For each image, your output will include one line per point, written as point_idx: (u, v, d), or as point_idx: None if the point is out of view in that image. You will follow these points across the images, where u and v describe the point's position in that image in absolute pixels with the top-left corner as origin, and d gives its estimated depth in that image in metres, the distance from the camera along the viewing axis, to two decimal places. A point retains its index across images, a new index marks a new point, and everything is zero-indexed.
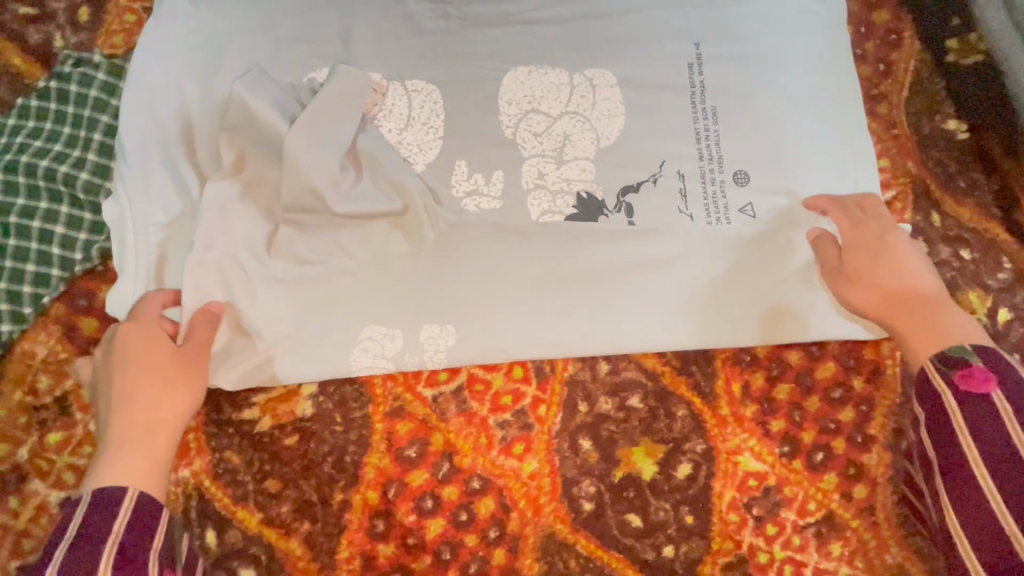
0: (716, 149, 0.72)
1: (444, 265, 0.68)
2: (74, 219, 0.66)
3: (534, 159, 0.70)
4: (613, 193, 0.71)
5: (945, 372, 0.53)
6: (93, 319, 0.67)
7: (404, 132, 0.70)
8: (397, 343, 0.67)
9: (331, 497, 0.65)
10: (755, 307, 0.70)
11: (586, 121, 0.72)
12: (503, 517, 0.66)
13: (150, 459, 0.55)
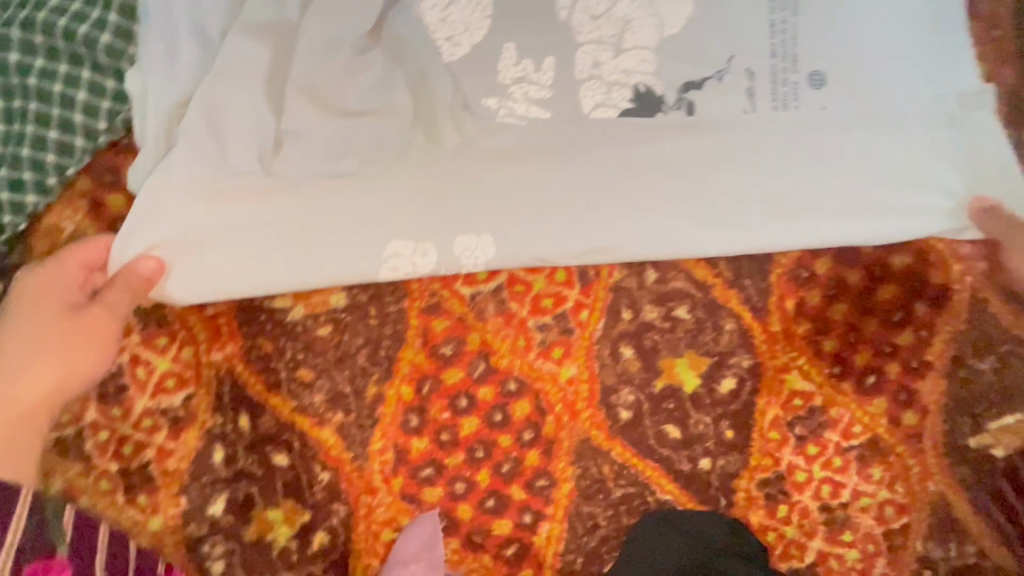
0: (795, 44, 0.62)
1: (482, 160, 0.61)
2: (97, 86, 0.61)
3: (589, 45, 0.61)
4: (674, 89, 0.61)
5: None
6: (120, 196, 0.64)
7: (447, 7, 0.60)
8: (428, 259, 0.61)
9: (365, 389, 0.64)
10: (834, 222, 0.63)
11: (650, 4, 0.61)
12: (538, 420, 0.65)
13: (8, 432, 0.56)
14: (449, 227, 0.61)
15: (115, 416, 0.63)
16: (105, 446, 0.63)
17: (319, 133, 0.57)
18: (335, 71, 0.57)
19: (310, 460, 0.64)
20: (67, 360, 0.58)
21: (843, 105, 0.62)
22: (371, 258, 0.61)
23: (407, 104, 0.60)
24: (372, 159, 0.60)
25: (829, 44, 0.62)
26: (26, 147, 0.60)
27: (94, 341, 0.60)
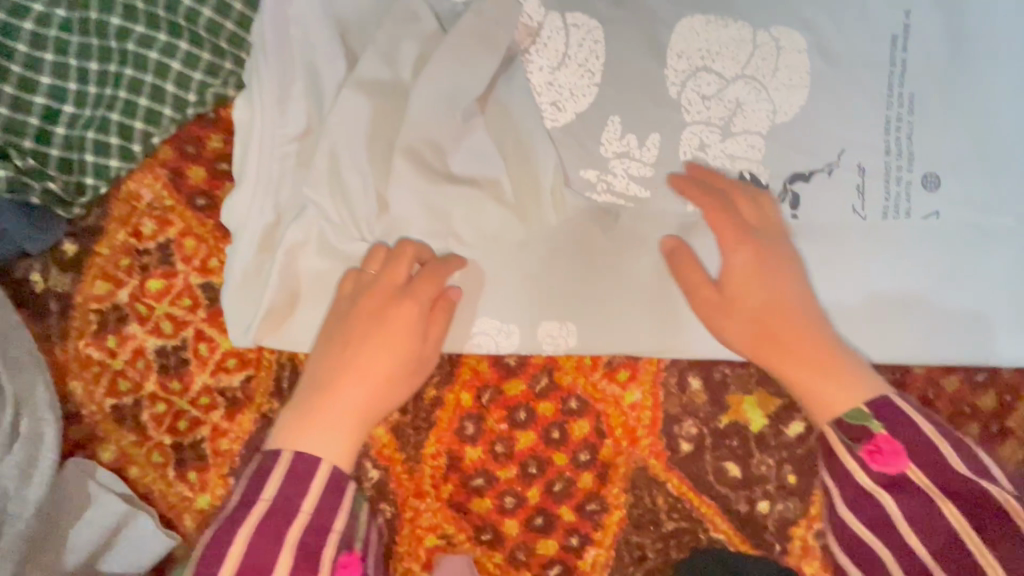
0: (908, 142, 0.64)
1: (572, 239, 0.62)
2: (191, 58, 0.60)
3: (697, 126, 0.63)
4: (780, 179, 0.63)
5: (853, 447, 0.53)
6: (200, 168, 0.63)
7: (557, 72, 0.62)
8: (512, 341, 0.61)
9: (424, 392, 0.63)
10: (914, 335, 0.64)
11: (761, 89, 0.63)
12: (596, 442, 0.63)
13: (346, 434, 0.53)
14: (537, 303, 0.61)
15: (175, 390, 0.63)
16: (161, 419, 0.63)
17: (430, 204, 0.60)
18: (447, 136, 0.60)
19: (362, 457, 0.63)
20: (389, 393, 0.55)
21: (956, 212, 0.64)
22: (459, 328, 0.61)
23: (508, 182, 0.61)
24: (473, 232, 0.61)
25: (945, 143, 0.64)
26: (116, 113, 0.60)
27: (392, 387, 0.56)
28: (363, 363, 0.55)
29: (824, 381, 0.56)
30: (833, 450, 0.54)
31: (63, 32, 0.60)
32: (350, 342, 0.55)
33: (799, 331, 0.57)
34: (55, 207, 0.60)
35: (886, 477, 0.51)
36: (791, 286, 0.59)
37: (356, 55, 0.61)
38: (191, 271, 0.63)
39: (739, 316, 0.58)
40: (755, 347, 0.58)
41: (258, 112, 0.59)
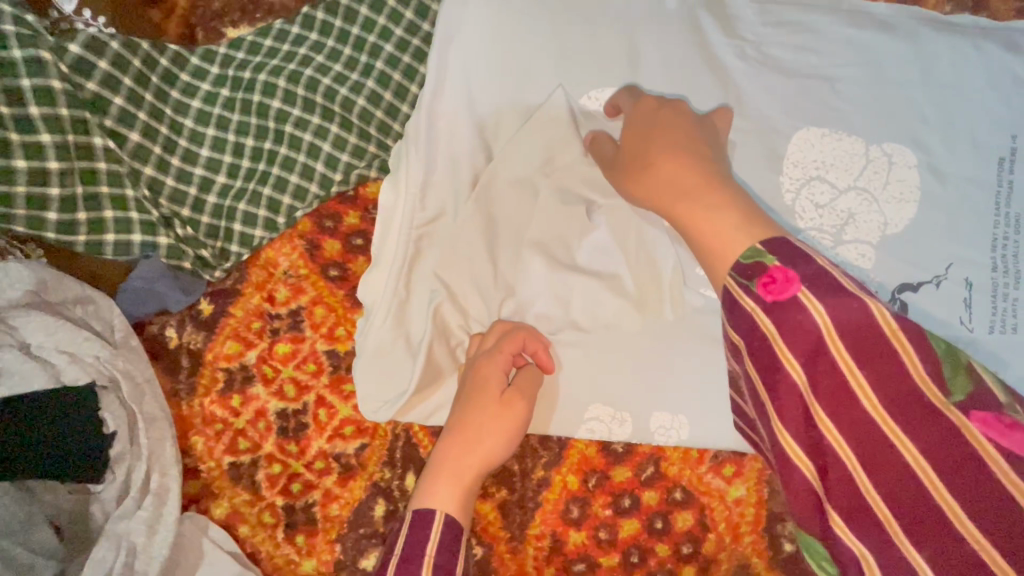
0: (1015, 261, 0.66)
1: (689, 338, 0.63)
2: (341, 141, 0.65)
3: (810, 231, 0.66)
4: (889, 288, 0.65)
5: (749, 287, 0.42)
6: (335, 242, 0.67)
7: None
8: (625, 428, 0.63)
9: (532, 471, 0.64)
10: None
11: (873, 200, 0.66)
12: (699, 536, 0.63)
13: (457, 485, 0.52)
14: (652, 394, 0.63)
15: (292, 452, 0.65)
16: (275, 479, 0.64)
17: (552, 289, 0.63)
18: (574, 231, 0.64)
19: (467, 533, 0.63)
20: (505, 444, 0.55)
21: None
22: (573, 412, 0.63)
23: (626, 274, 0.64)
24: (593, 320, 0.64)
25: None
26: (268, 187, 0.64)
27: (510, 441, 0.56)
28: (475, 430, 0.55)
29: (730, 246, 0.45)
30: (733, 301, 0.43)
31: (225, 110, 0.64)
32: (465, 417, 0.56)
33: (715, 197, 0.49)
34: (201, 271, 0.64)
35: (792, 318, 0.40)
36: (684, 159, 0.53)
37: (493, 149, 0.65)
38: (318, 337, 0.66)
39: (656, 171, 0.54)
40: (670, 199, 0.51)
41: (402, 197, 0.64)
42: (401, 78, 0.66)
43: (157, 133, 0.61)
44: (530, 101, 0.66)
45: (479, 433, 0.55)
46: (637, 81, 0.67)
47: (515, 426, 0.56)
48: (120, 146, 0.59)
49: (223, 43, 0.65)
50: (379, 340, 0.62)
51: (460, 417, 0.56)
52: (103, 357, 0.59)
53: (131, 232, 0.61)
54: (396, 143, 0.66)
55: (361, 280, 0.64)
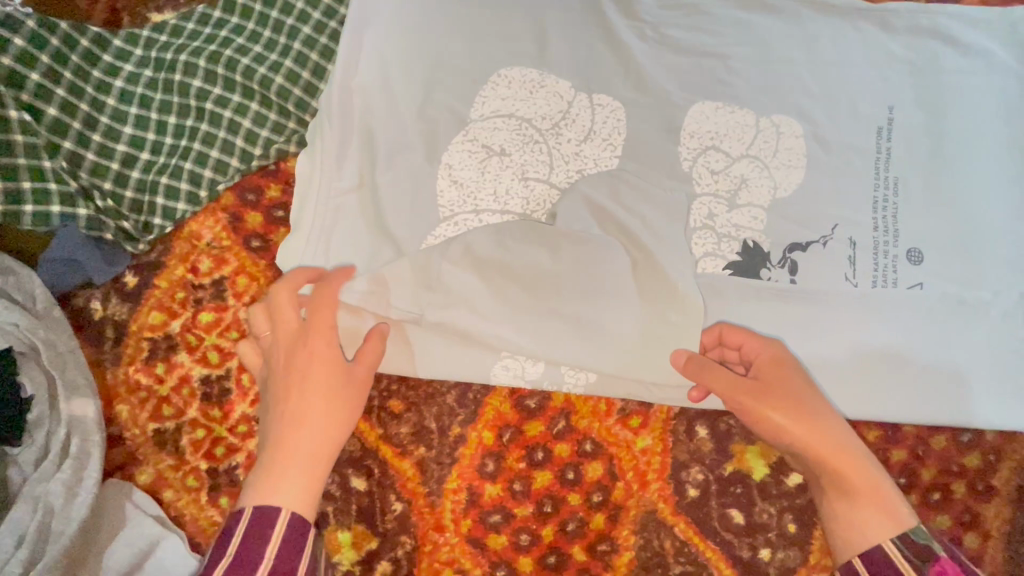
0: (893, 220, 0.71)
1: (589, 307, 0.66)
2: (260, 117, 0.68)
3: (706, 197, 0.70)
4: (780, 248, 0.70)
5: (919, 567, 0.50)
6: (257, 214, 0.70)
7: (583, 144, 0.71)
8: (538, 368, 0.67)
9: (449, 428, 0.67)
10: (907, 397, 0.69)
11: (764, 167, 0.71)
12: (608, 485, 0.67)
13: (282, 476, 0.51)
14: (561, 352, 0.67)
15: (215, 417, 0.67)
16: (199, 444, 0.66)
17: (479, 265, 0.66)
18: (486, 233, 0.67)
19: (387, 489, 0.66)
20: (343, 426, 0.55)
21: (938, 285, 0.70)
22: (487, 358, 0.67)
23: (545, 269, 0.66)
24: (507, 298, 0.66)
25: (926, 224, 0.71)
26: (189, 161, 0.67)
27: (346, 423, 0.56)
28: (310, 416, 0.54)
29: (867, 513, 0.54)
30: (899, 571, 0.50)
31: (147, 89, 0.67)
32: (284, 392, 0.56)
33: (850, 463, 0.56)
34: (124, 243, 0.66)
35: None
36: (833, 417, 0.59)
37: (407, 122, 0.69)
38: (241, 306, 0.68)
39: (811, 436, 0.57)
40: (820, 449, 0.57)
41: (319, 168, 0.67)
42: (318, 57, 0.70)
43: (77, 109, 0.64)
44: (441, 79, 0.70)
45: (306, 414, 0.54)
46: (543, 59, 0.72)
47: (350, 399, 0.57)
48: (37, 120, 0.62)
49: (147, 27, 0.69)
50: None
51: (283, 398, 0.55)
52: (21, 324, 0.61)
53: (49, 204, 0.63)
54: (313, 118, 0.69)
55: (280, 247, 0.67)
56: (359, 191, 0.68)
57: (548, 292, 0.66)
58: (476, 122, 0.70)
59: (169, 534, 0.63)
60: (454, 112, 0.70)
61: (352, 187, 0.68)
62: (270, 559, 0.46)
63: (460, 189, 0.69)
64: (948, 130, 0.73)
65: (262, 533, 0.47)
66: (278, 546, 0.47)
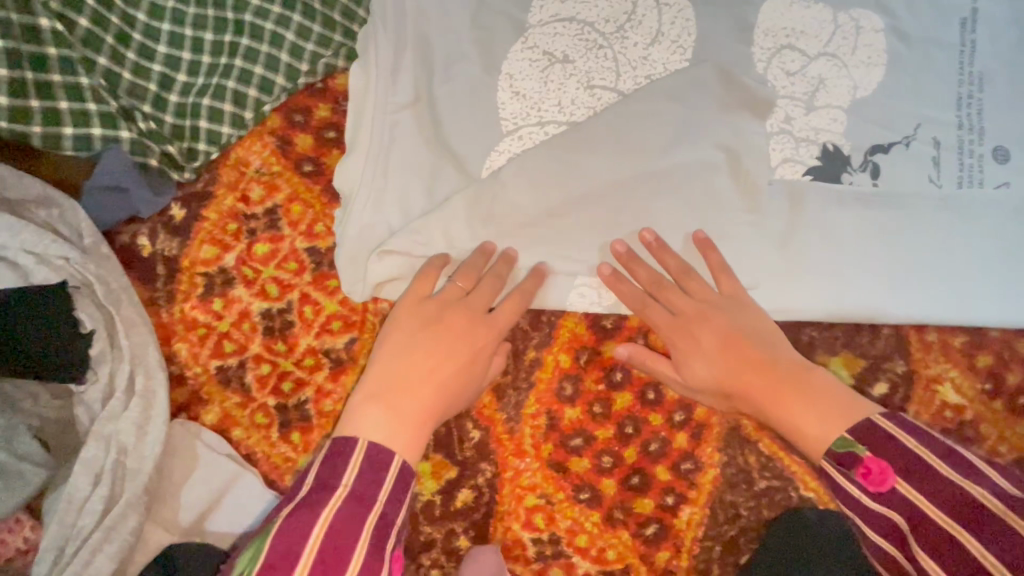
0: (977, 118, 0.68)
1: (675, 219, 0.65)
2: (305, 29, 0.63)
3: (784, 99, 0.66)
4: (861, 151, 0.67)
5: (849, 474, 0.49)
6: (307, 136, 0.65)
7: (651, 47, 0.66)
8: (613, 294, 0.64)
9: (524, 353, 0.64)
10: (995, 300, 0.66)
11: (843, 66, 0.67)
12: (691, 403, 0.65)
13: (402, 421, 0.53)
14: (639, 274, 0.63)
15: (279, 351, 0.64)
16: (265, 379, 0.64)
17: (559, 178, 0.63)
18: (566, 144, 0.64)
19: (463, 417, 0.64)
20: (448, 388, 0.57)
21: None
22: (561, 283, 0.63)
23: (624, 174, 0.64)
24: (592, 209, 0.64)
25: (1012, 121, 0.68)
26: (232, 80, 0.62)
27: (456, 389, 0.57)
28: (426, 366, 0.57)
29: (805, 411, 0.55)
30: (835, 484, 0.50)
31: (179, 1, 0.61)
32: (405, 337, 0.58)
33: (800, 399, 0.55)
34: (169, 171, 0.62)
35: (885, 502, 0.47)
36: (752, 340, 0.59)
37: (464, 30, 0.65)
38: (297, 235, 0.64)
39: (727, 368, 0.59)
40: (728, 366, 0.59)
41: (372, 81, 0.62)
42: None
43: (108, 23, 0.59)
44: None
45: (426, 361, 0.57)
46: None
47: (471, 364, 0.58)
48: (69, 32, 0.57)
49: None
50: (360, 224, 0.62)
51: (439, 343, 0.58)
52: (71, 259, 0.58)
53: (89, 126, 0.59)
54: (362, 28, 0.64)
55: (336, 167, 0.63)
56: (416, 106, 0.64)
57: (598, 201, 0.64)
58: (537, 29, 0.66)
59: (269, 496, 0.61)
60: (512, 19, 0.66)
61: (409, 102, 0.64)
62: (348, 480, 0.47)
63: (523, 101, 0.65)
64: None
65: (338, 456, 0.48)
66: (357, 472, 0.47)
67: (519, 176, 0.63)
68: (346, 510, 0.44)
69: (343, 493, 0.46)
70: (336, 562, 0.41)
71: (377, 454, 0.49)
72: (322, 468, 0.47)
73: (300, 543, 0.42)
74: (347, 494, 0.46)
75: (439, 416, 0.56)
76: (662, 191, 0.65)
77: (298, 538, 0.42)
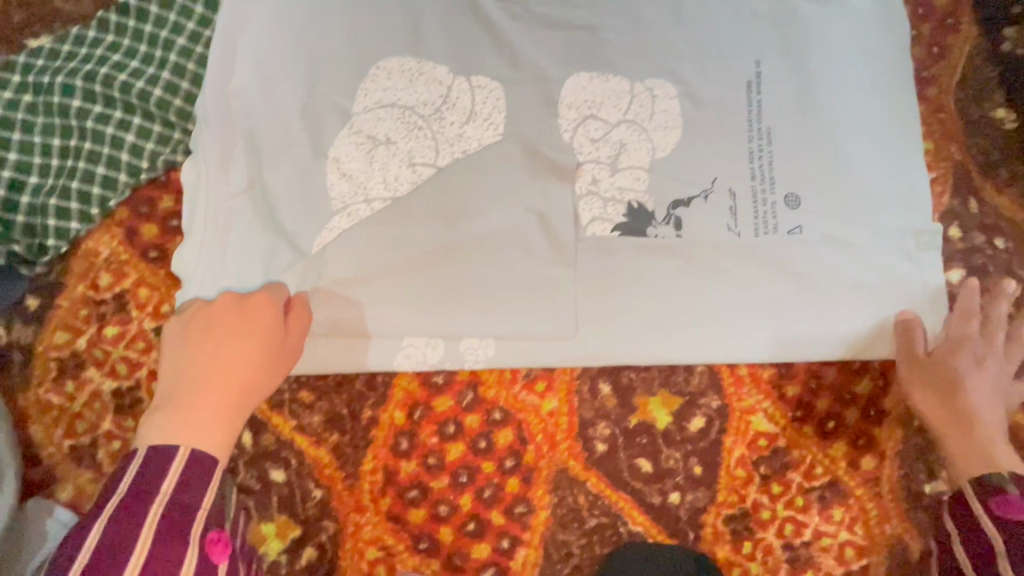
0: (768, 169, 0.75)
1: (492, 279, 0.70)
2: (145, 129, 0.70)
3: (589, 164, 0.73)
4: (663, 206, 0.73)
5: (983, 497, 0.60)
6: (152, 225, 0.71)
7: (466, 125, 0.73)
8: (438, 352, 0.69)
9: (360, 413, 0.69)
10: (795, 334, 0.72)
11: (642, 131, 0.75)
12: (519, 449, 0.70)
13: (195, 412, 0.56)
14: (461, 334, 0.69)
15: (129, 426, 0.68)
16: (116, 454, 0.68)
17: (380, 250, 0.70)
18: (384, 220, 0.71)
19: (306, 477, 0.68)
20: (242, 362, 0.61)
21: (815, 225, 0.74)
22: (389, 346, 0.69)
23: (440, 243, 0.70)
24: (412, 278, 0.69)
25: (800, 170, 0.75)
26: (76, 180, 0.68)
27: (248, 361, 0.61)
28: (206, 360, 0.60)
29: (976, 447, 0.64)
30: (964, 498, 0.61)
31: (27, 115, 0.68)
32: (180, 350, 0.61)
33: (969, 434, 0.65)
34: (21, 267, 0.68)
35: (1000, 521, 0.57)
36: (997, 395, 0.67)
37: (292, 121, 0.71)
38: (144, 316, 0.69)
39: (949, 394, 0.67)
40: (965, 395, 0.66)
41: (204, 174, 0.69)
42: (195, 66, 0.71)
43: None
44: (322, 78, 0.72)
45: (201, 357, 0.60)
46: (419, 47, 0.74)
47: (252, 337, 0.62)
48: None
49: (23, 53, 0.70)
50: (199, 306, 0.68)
51: (214, 338, 0.62)
52: None
53: None
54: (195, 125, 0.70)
55: (175, 254, 0.69)
56: (251, 192, 0.70)
57: (421, 265, 0.70)
58: (360, 116, 0.73)
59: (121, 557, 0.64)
60: (337, 109, 0.72)
61: (243, 189, 0.70)
62: (125, 482, 0.52)
63: (349, 181, 0.71)
64: (812, 76, 0.76)
65: (118, 473, 0.53)
66: (139, 471, 0.52)
67: (347, 250, 0.70)
68: (121, 509, 0.50)
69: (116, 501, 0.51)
70: (120, 551, 0.47)
71: (165, 454, 0.53)
72: (104, 490, 0.52)
73: (76, 552, 0.47)
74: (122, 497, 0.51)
75: (249, 392, 0.60)
76: (480, 249, 0.70)
77: (74, 549, 0.48)
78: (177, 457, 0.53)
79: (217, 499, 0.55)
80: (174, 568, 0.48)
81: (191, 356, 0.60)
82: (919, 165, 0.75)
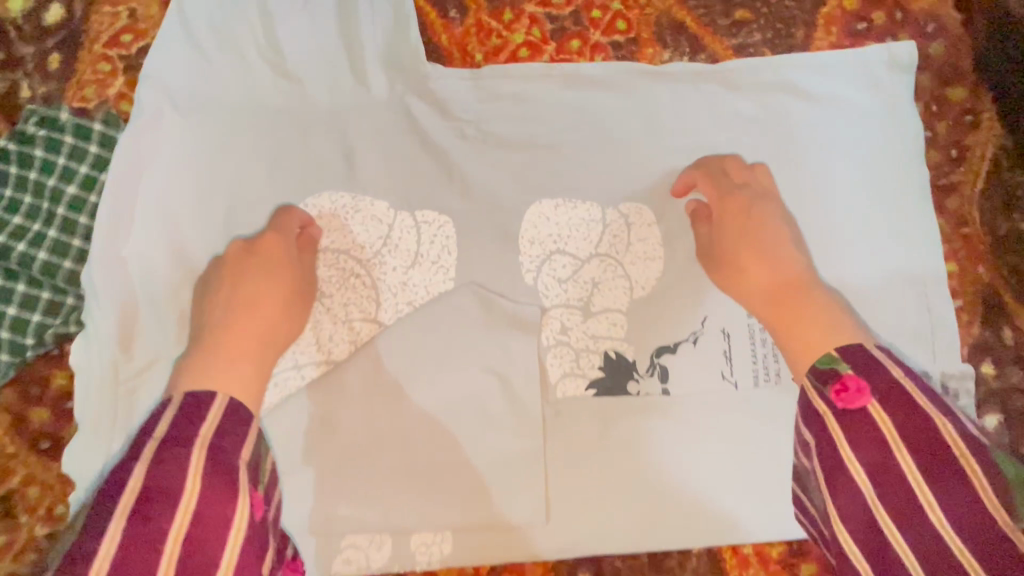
0: None
1: (446, 461, 0.59)
2: (29, 299, 0.59)
3: (557, 309, 0.63)
4: (645, 354, 0.63)
5: (821, 391, 0.45)
6: (44, 409, 0.60)
7: (410, 270, 0.63)
8: (384, 551, 0.59)
9: None
10: None
11: (617, 265, 0.64)
12: None
13: (222, 364, 0.52)
14: (410, 529, 0.58)
15: None
16: None
17: (314, 433, 0.58)
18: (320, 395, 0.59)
19: None
20: (275, 322, 0.57)
21: None
22: (327, 545, 0.59)
23: (387, 423, 0.59)
24: (352, 466, 0.58)
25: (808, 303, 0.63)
26: None
27: (278, 303, 0.57)
28: (233, 319, 0.55)
29: (812, 328, 0.51)
30: (814, 409, 0.46)
31: None
32: (213, 311, 0.56)
33: (804, 321, 0.52)
34: None
35: (848, 419, 0.43)
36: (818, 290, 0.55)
37: None
38: (36, 521, 0.58)
39: (789, 319, 0.53)
40: (769, 305, 0.56)
41: (99, 351, 0.58)
42: (88, 219, 0.61)
43: None
44: (240, 224, 0.62)
45: (216, 315, 0.56)
46: (354, 180, 0.64)
47: (280, 288, 0.58)
48: None
49: None
50: None
51: (247, 303, 0.56)
52: None
53: None
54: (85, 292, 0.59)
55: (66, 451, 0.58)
56: (156, 369, 0.59)
57: (364, 451, 0.58)
58: None
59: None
60: None
61: (147, 366, 0.59)
62: (158, 438, 0.44)
63: None
64: (815, 192, 0.64)
65: (179, 416, 0.46)
66: (174, 416, 0.46)
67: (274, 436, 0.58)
68: (162, 458, 0.42)
69: (151, 454, 0.43)
70: (156, 540, 0.38)
71: (192, 408, 0.47)
72: (149, 425, 0.46)
73: (99, 543, 0.38)
74: (161, 443, 0.43)
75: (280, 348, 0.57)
76: (432, 424, 0.59)
77: (106, 515, 0.39)
78: (203, 424, 0.45)
79: (257, 453, 0.48)
80: (227, 525, 0.41)
81: (227, 300, 0.57)
82: (944, 293, 0.63)
